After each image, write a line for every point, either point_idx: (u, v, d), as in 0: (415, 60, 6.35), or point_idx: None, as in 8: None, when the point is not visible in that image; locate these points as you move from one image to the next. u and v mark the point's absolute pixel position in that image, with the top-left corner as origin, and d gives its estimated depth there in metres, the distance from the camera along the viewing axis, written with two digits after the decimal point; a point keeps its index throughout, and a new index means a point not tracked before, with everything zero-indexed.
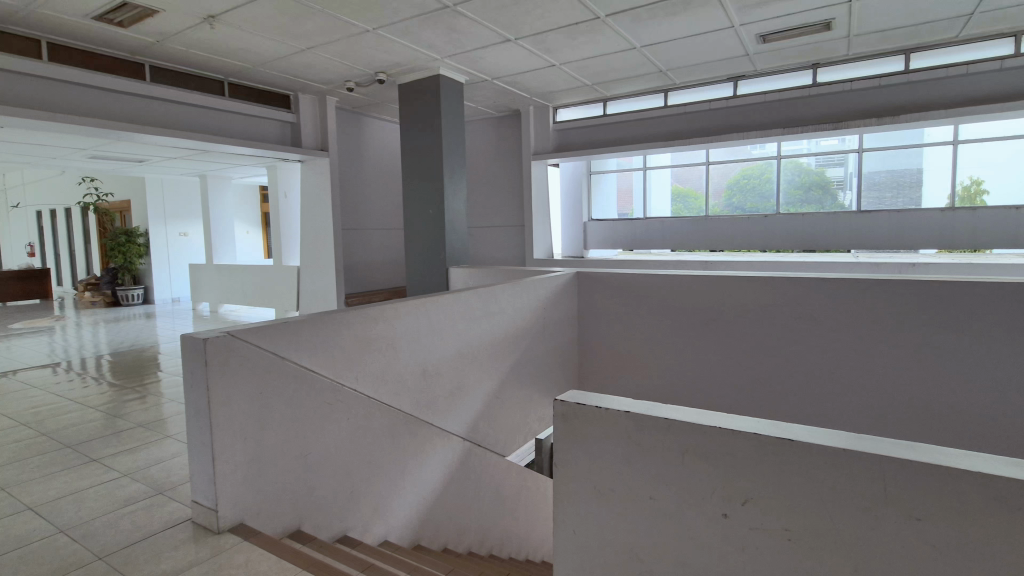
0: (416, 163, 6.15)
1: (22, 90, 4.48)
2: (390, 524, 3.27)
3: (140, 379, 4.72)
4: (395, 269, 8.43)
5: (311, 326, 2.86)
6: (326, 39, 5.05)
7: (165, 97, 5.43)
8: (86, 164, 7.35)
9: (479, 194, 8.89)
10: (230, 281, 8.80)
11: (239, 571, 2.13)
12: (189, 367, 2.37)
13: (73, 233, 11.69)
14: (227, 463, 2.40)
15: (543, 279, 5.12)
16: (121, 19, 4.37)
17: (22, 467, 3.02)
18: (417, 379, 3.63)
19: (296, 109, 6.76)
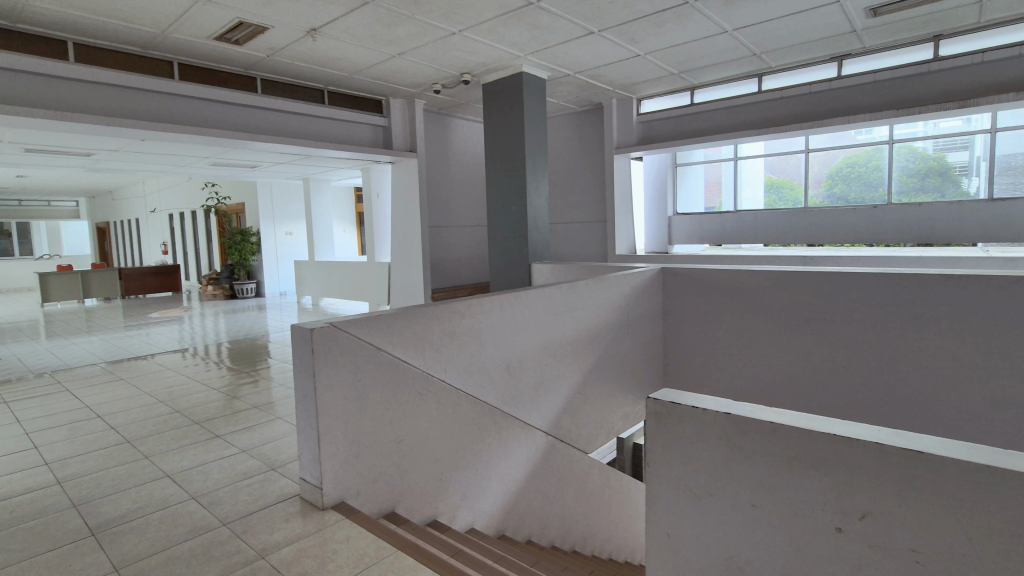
0: (499, 160, 6.25)
1: (156, 107, 5.07)
2: (476, 513, 3.36)
3: (253, 365, 5.20)
4: (479, 265, 8.63)
5: (403, 319, 2.99)
6: (415, 44, 5.26)
7: (272, 107, 5.91)
8: (208, 171, 8.19)
9: (561, 190, 8.85)
10: (329, 277, 9.44)
11: (341, 546, 2.29)
12: (298, 355, 2.57)
13: (198, 233, 13.10)
14: (330, 445, 2.57)
15: (626, 274, 5.00)
16: (236, 38, 4.81)
17: (160, 439, 3.44)
18: (501, 372, 3.69)
19: (387, 113, 7.11)
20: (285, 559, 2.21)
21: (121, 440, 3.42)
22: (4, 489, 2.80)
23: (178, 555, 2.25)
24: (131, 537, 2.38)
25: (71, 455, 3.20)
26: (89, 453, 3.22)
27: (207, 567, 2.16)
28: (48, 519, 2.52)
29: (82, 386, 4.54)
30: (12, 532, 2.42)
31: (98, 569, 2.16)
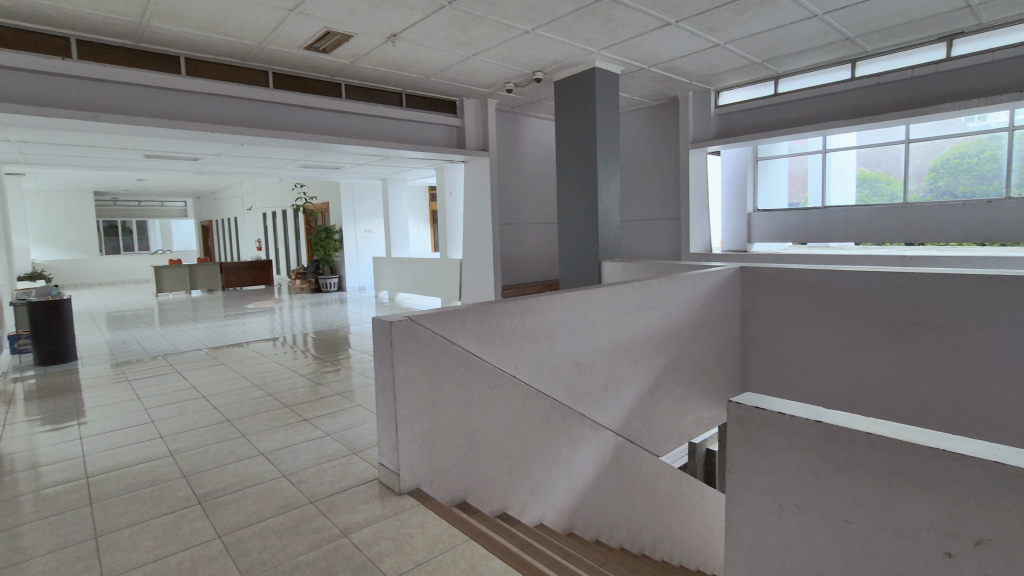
0: (570, 157, 6.20)
1: (252, 113, 5.49)
2: (545, 508, 3.38)
3: (336, 354, 5.52)
4: (548, 262, 8.64)
5: (476, 314, 3.06)
6: (489, 45, 5.34)
7: (355, 111, 6.22)
8: (296, 172, 8.76)
9: (633, 187, 8.65)
10: (404, 273, 9.80)
11: (416, 531, 2.39)
12: (379, 346, 2.70)
13: (288, 231, 14.07)
14: (407, 433, 2.68)
15: (702, 273, 4.82)
16: (324, 47, 5.11)
17: (257, 419, 3.74)
18: (571, 370, 3.68)
19: (461, 113, 7.27)
20: (366, 539, 2.33)
21: (223, 418, 3.76)
22: (130, 457, 3.17)
23: (272, 527, 2.44)
24: (231, 507, 2.61)
25: (182, 430, 3.56)
26: (197, 429, 3.57)
27: (297, 540, 2.33)
28: (164, 486, 2.83)
29: (191, 368, 5.04)
30: (134, 495, 2.73)
31: (205, 534, 2.38)
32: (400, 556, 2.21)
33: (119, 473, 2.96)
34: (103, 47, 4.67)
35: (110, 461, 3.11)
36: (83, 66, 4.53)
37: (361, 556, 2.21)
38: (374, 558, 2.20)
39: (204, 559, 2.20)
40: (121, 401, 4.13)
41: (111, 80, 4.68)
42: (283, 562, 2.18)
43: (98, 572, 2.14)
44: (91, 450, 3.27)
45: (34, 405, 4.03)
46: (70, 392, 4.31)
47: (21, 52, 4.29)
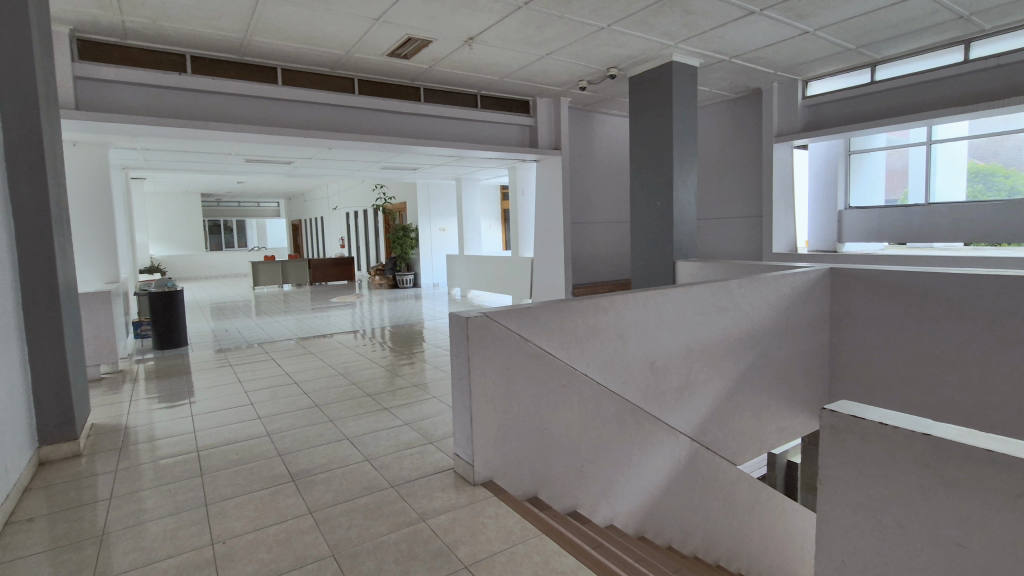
0: (644, 154, 6.06)
1: (339, 118, 5.82)
2: (616, 509, 3.35)
3: (412, 348, 5.76)
4: (620, 262, 8.51)
5: (550, 311, 3.08)
6: (563, 43, 5.34)
7: (432, 114, 6.44)
8: (377, 173, 9.19)
9: (710, 184, 8.31)
10: (476, 270, 10.01)
11: (490, 521, 2.45)
12: (456, 341, 2.79)
13: (368, 230, 14.79)
14: (482, 426, 2.75)
15: (786, 273, 4.55)
16: (405, 53, 5.32)
17: (343, 406, 3.99)
18: (644, 371, 3.61)
19: (534, 113, 7.31)
20: (442, 526, 2.42)
21: (312, 403, 4.04)
22: (233, 435, 3.48)
23: (356, 507, 2.59)
24: (320, 487, 2.80)
25: (277, 413, 3.86)
26: (290, 412, 3.85)
27: (379, 522, 2.46)
28: (261, 463, 3.07)
29: (284, 356, 5.45)
30: (237, 469, 3.00)
31: (297, 510, 2.57)
32: (474, 544, 2.28)
33: (223, 449, 3.26)
34: (212, 62, 5.13)
35: (216, 437, 3.43)
36: (196, 80, 5.01)
37: (438, 541, 2.30)
38: (450, 545, 2.28)
39: (297, 532, 2.38)
40: (225, 383, 4.55)
41: (218, 92, 5.15)
42: (366, 541, 2.31)
43: (208, 536, 2.37)
44: (200, 426, 3.62)
45: (153, 384, 4.53)
46: (182, 374, 4.80)
47: (146, 70, 4.81)
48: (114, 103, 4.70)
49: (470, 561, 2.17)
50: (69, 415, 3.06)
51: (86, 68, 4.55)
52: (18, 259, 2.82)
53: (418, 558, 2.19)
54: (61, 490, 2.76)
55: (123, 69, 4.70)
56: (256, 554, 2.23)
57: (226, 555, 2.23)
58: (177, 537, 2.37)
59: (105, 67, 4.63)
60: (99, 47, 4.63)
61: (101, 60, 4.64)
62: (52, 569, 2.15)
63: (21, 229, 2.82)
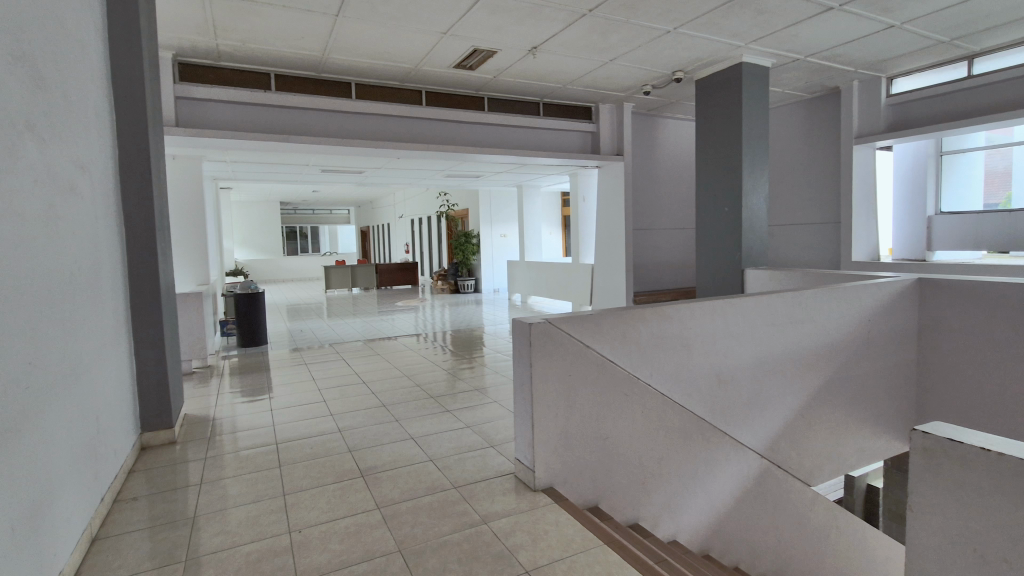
0: (711, 158, 5.88)
1: (406, 128, 6.04)
2: (679, 524, 3.25)
3: (473, 352, 5.89)
4: (684, 269, 8.28)
5: (613, 319, 3.04)
6: (628, 48, 5.30)
7: (495, 122, 6.55)
8: (441, 181, 9.45)
9: (782, 189, 7.93)
10: (536, 277, 10.05)
11: (551, 528, 2.45)
12: (518, 346, 2.82)
13: (431, 236, 15.21)
14: (543, 432, 2.76)
15: (868, 283, 4.26)
16: (471, 64, 5.47)
17: (408, 406, 4.12)
18: (710, 383, 3.50)
19: (597, 119, 7.27)
20: (504, 529, 2.45)
21: (379, 403, 4.21)
22: (308, 430, 3.69)
23: (421, 505, 2.67)
24: (387, 483, 2.91)
25: (347, 410, 4.05)
26: (360, 410, 4.03)
27: (442, 521, 2.52)
28: (333, 458, 3.23)
29: (353, 356, 5.71)
30: (312, 462, 3.18)
31: (365, 505, 2.68)
32: (536, 550, 2.29)
33: (299, 442, 3.46)
34: (293, 79, 5.48)
35: (293, 432, 3.65)
36: (279, 97, 5.37)
37: (500, 544, 2.33)
38: (511, 548, 2.30)
39: (366, 526, 2.49)
40: (301, 380, 4.83)
41: (298, 107, 5.49)
42: (431, 539, 2.38)
43: (285, 524, 2.52)
44: (279, 420, 3.86)
45: (237, 379, 4.88)
46: (262, 371, 5.14)
47: (235, 88, 5.21)
48: (208, 120, 5.13)
49: (531, 566, 2.18)
50: (167, 405, 3.36)
51: (185, 88, 4.99)
52: (128, 262, 3.14)
53: (480, 560, 2.22)
54: (160, 473, 3.03)
55: (216, 88, 5.12)
56: (329, 544, 2.35)
57: (302, 543, 2.37)
58: (258, 523, 2.54)
59: (201, 87, 5.06)
60: (196, 69, 5.07)
61: (198, 81, 5.08)
62: (151, 546, 2.37)
63: (131, 236, 3.14)
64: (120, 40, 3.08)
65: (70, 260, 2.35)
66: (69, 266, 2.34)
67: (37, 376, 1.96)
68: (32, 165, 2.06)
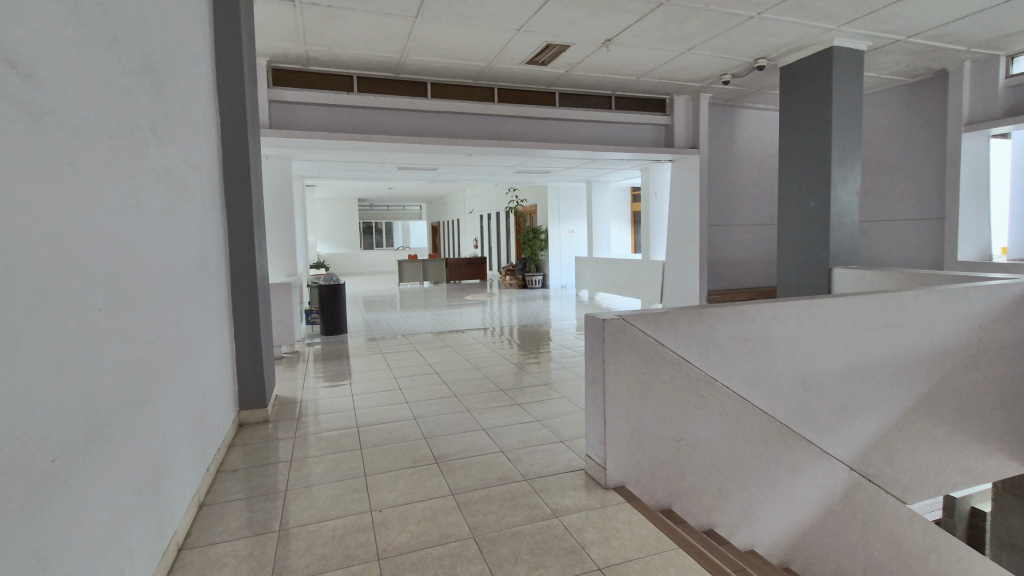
0: (796, 151, 5.55)
1: (478, 125, 6.15)
2: (757, 533, 3.11)
3: (540, 347, 5.91)
4: (763, 267, 7.86)
5: (690, 318, 2.95)
6: (706, 37, 5.09)
7: (566, 117, 6.51)
8: (511, 177, 9.54)
9: (876, 182, 7.33)
10: (604, 273, 9.91)
11: (624, 527, 2.42)
12: (592, 342, 2.79)
13: (500, 231, 15.40)
14: (615, 430, 2.72)
15: (980, 286, 3.86)
16: (543, 60, 5.47)
17: (479, 398, 4.21)
18: (794, 387, 3.31)
19: (671, 111, 7.05)
20: (575, 524, 2.45)
21: (452, 393, 4.33)
22: (385, 416, 3.85)
23: (493, 495, 2.73)
24: (460, 471, 2.99)
25: (421, 399, 4.19)
26: (433, 399, 4.17)
27: (514, 512, 2.56)
28: (409, 444, 3.36)
29: (425, 347, 5.90)
30: (391, 447, 3.32)
31: (441, 490, 2.77)
32: (608, 547, 2.27)
33: (378, 428, 3.63)
34: (373, 81, 5.71)
35: (372, 417, 3.83)
36: (360, 98, 5.63)
37: (572, 539, 2.33)
38: (583, 544, 2.30)
39: (441, 511, 2.57)
40: (378, 368, 5.06)
41: (377, 107, 5.72)
42: (503, 528, 2.42)
43: (367, 503, 2.66)
44: (358, 406, 4.07)
45: (320, 365, 5.18)
46: (343, 358, 5.43)
47: (321, 91, 5.51)
48: (296, 122, 5.47)
49: (604, 563, 2.17)
50: (261, 386, 3.64)
51: (277, 92, 5.35)
52: (229, 254, 3.41)
53: (553, 553, 2.24)
54: (255, 449, 3.29)
55: (304, 91, 5.43)
56: (407, 526, 2.45)
57: (382, 522, 2.49)
58: (342, 500, 2.69)
59: (290, 91, 5.40)
60: (287, 74, 5.41)
61: (289, 85, 5.42)
62: (249, 515, 2.57)
63: (233, 230, 3.41)
64: (225, 50, 3.34)
65: (184, 251, 2.59)
66: (183, 258, 2.58)
67: (158, 355, 2.19)
68: (155, 166, 2.30)
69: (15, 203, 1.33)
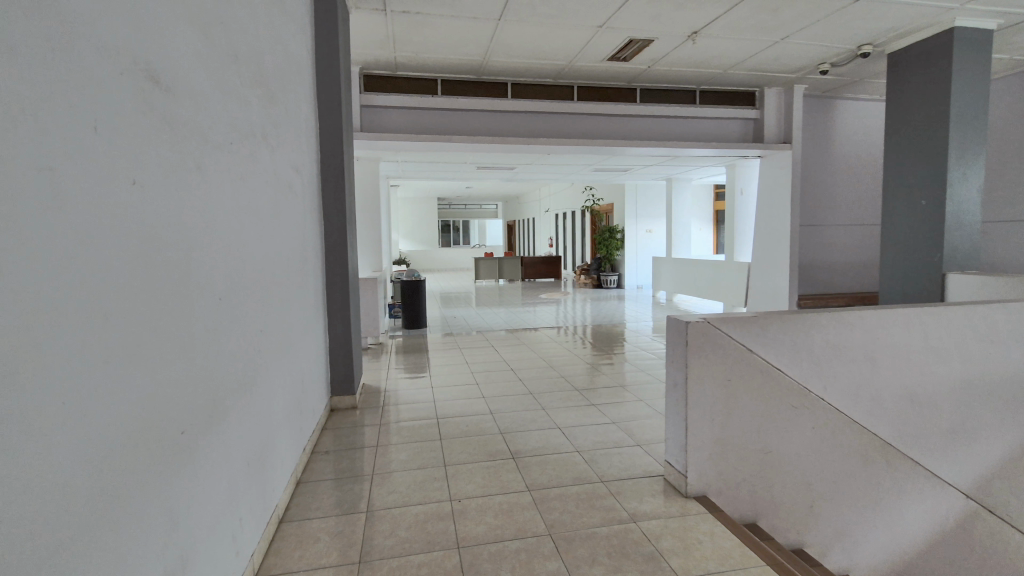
0: (906, 145, 5.06)
1: (557, 124, 6.15)
2: (851, 557, 2.89)
3: (615, 347, 5.83)
4: (862, 271, 7.25)
5: (783, 324, 2.78)
6: (802, 25, 4.77)
7: (647, 114, 6.35)
8: (588, 176, 9.46)
9: (1002, 178, 6.53)
10: (683, 274, 9.57)
11: (705, 538, 2.34)
12: (673, 345, 2.70)
13: (575, 230, 15.33)
14: (697, 437, 2.62)
15: None
16: (625, 56, 5.37)
17: (555, 396, 4.22)
18: (900, 404, 3.04)
19: (761, 104, 6.67)
20: (653, 531, 2.40)
21: (528, 390, 4.37)
22: (464, 409, 3.97)
23: (569, 494, 2.72)
24: (536, 468, 3.02)
25: (498, 394, 4.27)
26: (509, 395, 4.24)
27: (590, 513, 2.55)
28: (487, 438, 3.44)
29: (501, 344, 6.00)
30: (470, 440, 3.42)
31: (517, 485, 2.82)
32: (689, 557, 2.20)
33: (456, 420, 3.74)
34: (457, 83, 5.87)
35: (451, 409, 3.95)
36: (443, 100, 5.81)
37: (650, 546, 2.29)
38: (662, 552, 2.24)
39: (518, 506, 2.61)
40: (457, 363, 5.21)
41: (460, 109, 5.88)
42: (579, 529, 2.42)
43: (447, 492, 2.76)
44: (437, 397, 4.22)
45: (402, 357, 5.42)
46: (423, 351, 5.65)
47: (408, 95, 5.75)
48: (384, 125, 5.74)
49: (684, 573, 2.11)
50: (351, 374, 3.87)
51: (369, 97, 5.65)
52: (326, 251, 3.66)
53: (630, 558, 2.21)
54: (344, 433, 3.50)
55: (392, 95, 5.70)
56: (485, 517, 2.51)
57: (461, 512, 2.57)
58: (423, 487, 2.81)
59: (380, 96, 5.69)
60: (377, 80, 5.70)
61: (379, 90, 5.71)
62: (338, 494, 2.75)
63: (329, 228, 3.66)
64: (324, 59, 3.58)
65: (288, 247, 2.81)
66: (287, 254, 2.79)
67: (266, 343, 2.39)
68: (266, 169, 2.51)
69: (153, 204, 1.49)
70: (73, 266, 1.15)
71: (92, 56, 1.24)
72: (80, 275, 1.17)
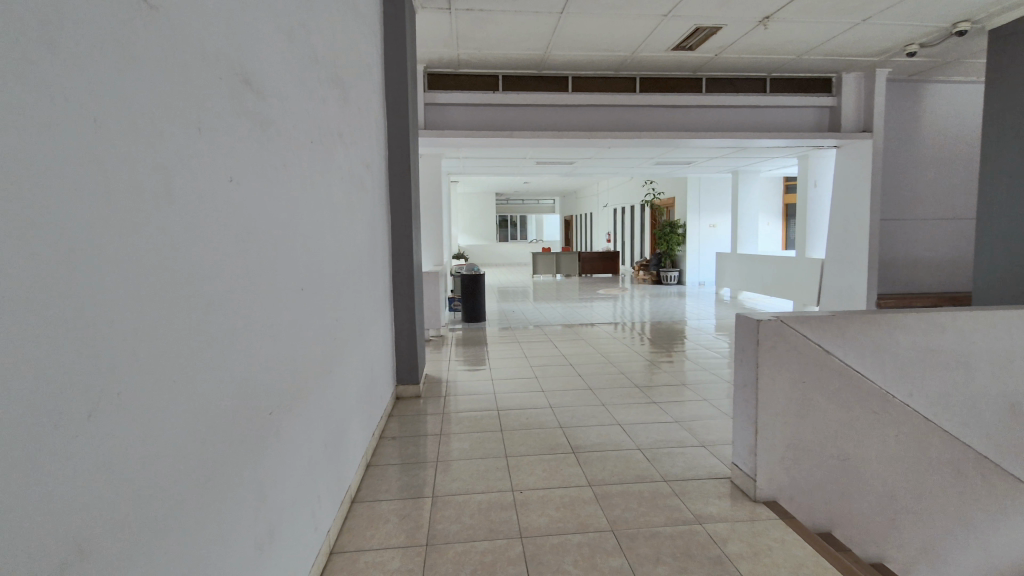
0: (1007, 131, 4.62)
1: (618, 116, 6.04)
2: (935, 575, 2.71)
3: (676, 345, 5.68)
4: (952, 269, 6.69)
5: (865, 324, 2.62)
6: (889, 4, 4.44)
7: (714, 104, 6.12)
8: (649, 170, 9.23)
9: None
10: (749, 272, 9.18)
11: (776, 545, 2.24)
12: (743, 344, 2.57)
13: (634, 226, 15.03)
14: (767, 441, 2.50)
15: None
16: (691, 44, 5.21)
17: (615, 392, 4.18)
18: (995, 414, 2.80)
19: (839, 91, 6.29)
20: (720, 534, 2.33)
21: (587, 385, 4.35)
22: (524, 402, 4.00)
23: (631, 492, 2.69)
24: (597, 463, 3.01)
25: (557, 389, 4.28)
26: (568, 390, 4.23)
27: (654, 512, 2.51)
28: (547, 432, 3.46)
29: (559, 339, 5.99)
30: (531, 433, 3.45)
31: (578, 480, 2.82)
32: (759, 563, 2.13)
33: (516, 413, 3.78)
34: (518, 79, 5.90)
35: (511, 402, 4.00)
36: (504, 96, 5.85)
37: (717, 549, 2.22)
38: (730, 556, 2.18)
39: (579, 500, 2.61)
40: (515, 356, 5.25)
41: (520, 104, 5.91)
42: (642, 527, 2.39)
43: (508, 483, 2.80)
44: (497, 390, 4.28)
45: (462, 349, 5.53)
46: (482, 344, 5.73)
47: (470, 91, 5.83)
48: (447, 122, 5.85)
49: None
50: (415, 365, 3.99)
51: (432, 95, 5.78)
52: (393, 245, 3.79)
53: (695, 560, 2.16)
54: (408, 421, 3.62)
55: (455, 93, 5.80)
56: (546, 510, 2.53)
57: (523, 503, 2.60)
58: (485, 477, 2.87)
59: (443, 94, 5.80)
60: (440, 78, 5.82)
61: (442, 88, 5.82)
62: (404, 479, 2.85)
63: (397, 222, 3.78)
64: (393, 58, 3.69)
65: (360, 240, 2.93)
66: (359, 247, 2.91)
67: (341, 332, 2.51)
68: (341, 166, 2.62)
69: (247, 200, 1.59)
70: (184, 258, 1.26)
71: (197, 61, 1.34)
72: (189, 266, 1.28)
